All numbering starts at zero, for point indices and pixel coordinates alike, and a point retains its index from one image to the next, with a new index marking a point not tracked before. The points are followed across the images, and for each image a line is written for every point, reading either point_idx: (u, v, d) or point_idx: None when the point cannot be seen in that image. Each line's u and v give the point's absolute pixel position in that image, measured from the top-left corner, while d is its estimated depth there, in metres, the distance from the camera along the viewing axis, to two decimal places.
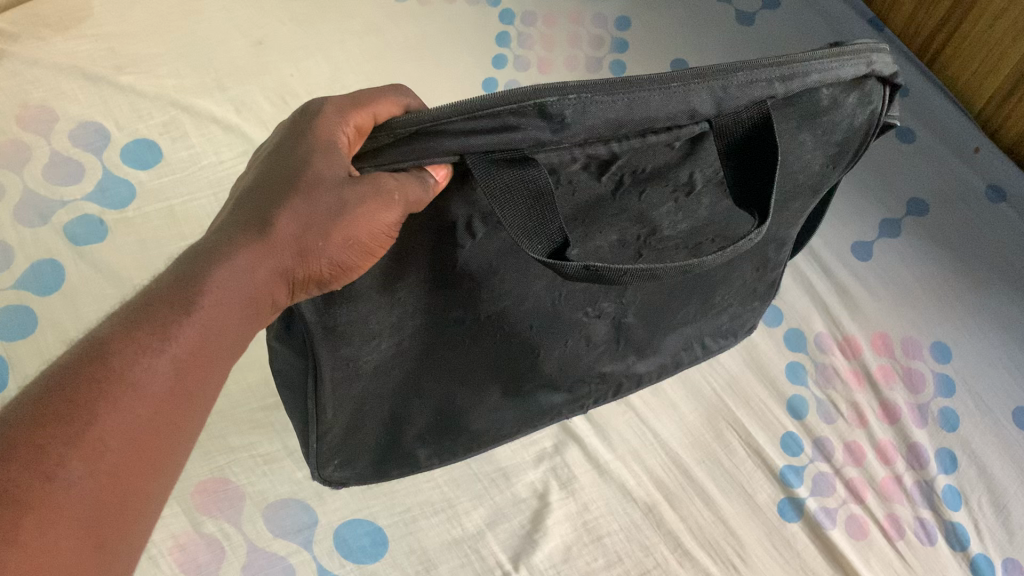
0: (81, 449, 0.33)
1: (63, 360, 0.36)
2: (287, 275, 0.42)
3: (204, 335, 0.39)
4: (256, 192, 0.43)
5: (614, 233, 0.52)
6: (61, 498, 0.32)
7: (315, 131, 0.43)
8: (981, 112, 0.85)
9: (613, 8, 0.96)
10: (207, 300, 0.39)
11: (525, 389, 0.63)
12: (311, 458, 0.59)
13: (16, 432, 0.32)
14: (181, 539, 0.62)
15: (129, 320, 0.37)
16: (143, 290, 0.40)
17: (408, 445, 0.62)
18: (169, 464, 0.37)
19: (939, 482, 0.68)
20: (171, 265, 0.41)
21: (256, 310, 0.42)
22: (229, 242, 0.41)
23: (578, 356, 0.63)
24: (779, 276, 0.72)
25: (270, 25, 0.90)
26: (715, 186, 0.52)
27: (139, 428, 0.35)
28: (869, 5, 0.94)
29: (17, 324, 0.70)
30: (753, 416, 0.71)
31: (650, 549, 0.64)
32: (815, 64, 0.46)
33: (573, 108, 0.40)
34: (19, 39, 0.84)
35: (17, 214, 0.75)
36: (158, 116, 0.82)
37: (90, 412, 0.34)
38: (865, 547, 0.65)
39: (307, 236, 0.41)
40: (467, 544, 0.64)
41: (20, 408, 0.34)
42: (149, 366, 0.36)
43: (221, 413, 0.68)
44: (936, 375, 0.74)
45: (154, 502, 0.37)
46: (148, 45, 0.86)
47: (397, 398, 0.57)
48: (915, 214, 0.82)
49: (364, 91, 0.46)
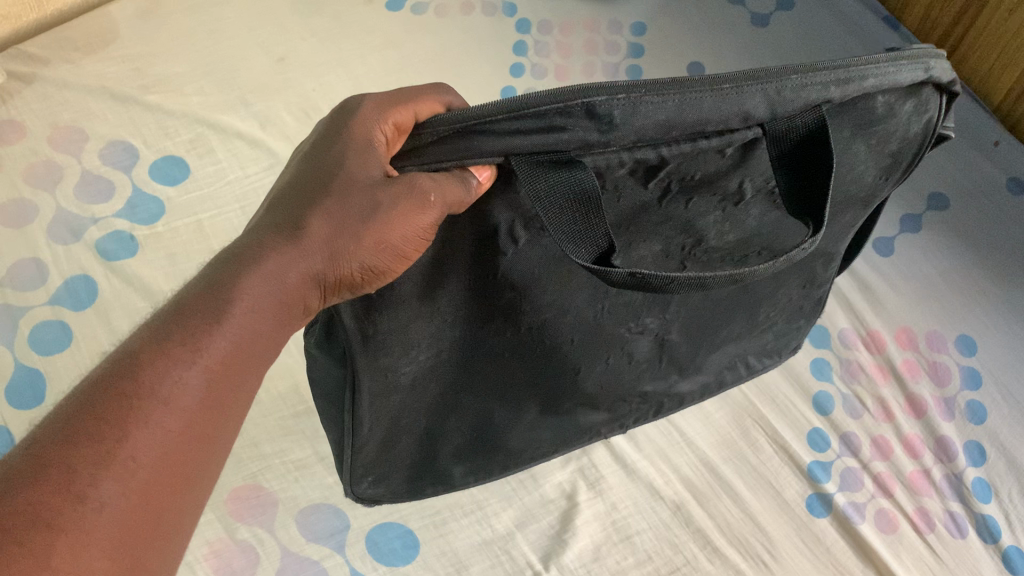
0: (113, 468, 0.33)
1: (95, 376, 0.36)
2: (318, 278, 0.42)
3: (236, 344, 0.39)
4: (289, 194, 0.44)
5: (659, 242, 0.53)
6: (94, 519, 0.32)
7: (353, 130, 0.45)
8: (999, 106, 0.86)
9: (628, 15, 0.97)
10: (237, 308, 0.39)
11: (564, 407, 0.63)
12: (345, 473, 0.59)
13: (49, 454, 0.33)
14: (216, 546, 0.63)
15: (159, 333, 0.38)
16: (174, 299, 0.40)
17: (443, 460, 0.62)
18: (202, 478, 0.37)
19: (968, 474, 0.68)
20: (201, 272, 0.42)
21: (288, 314, 0.42)
22: (259, 246, 0.41)
23: (620, 374, 0.63)
24: (825, 294, 0.71)
25: (291, 41, 0.92)
26: (763, 198, 0.52)
27: (170, 443, 0.35)
28: (884, 3, 0.94)
29: (52, 339, 0.71)
30: (779, 413, 0.72)
31: (679, 546, 0.65)
32: (873, 68, 0.46)
33: (621, 109, 0.41)
34: (50, 63, 0.87)
35: (50, 232, 0.77)
36: (185, 133, 0.84)
37: (122, 430, 0.34)
38: (895, 541, 0.65)
39: (338, 239, 0.42)
40: (497, 545, 0.64)
41: (51, 427, 0.34)
42: (180, 379, 0.36)
43: (253, 421, 0.69)
44: (961, 368, 0.73)
45: (191, 515, 0.37)
46: (174, 64, 0.88)
47: (432, 414, 0.58)
48: (935, 209, 0.82)
49: (405, 91, 0.48)
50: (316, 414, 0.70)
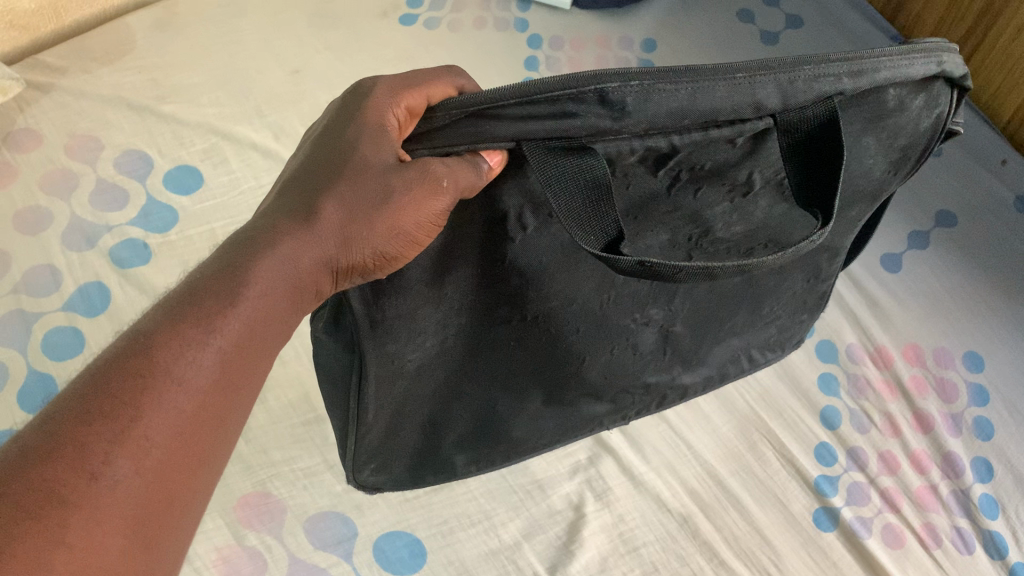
0: (127, 446, 0.34)
1: (109, 353, 0.37)
2: (331, 262, 0.43)
3: (249, 325, 0.39)
4: (304, 176, 0.44)
5: (665, 233, 0.53)
6: (107, 497, 0.32)
7: (367, 112, 0.45)
8: (1008, 124, 0.86)
9: (638, 31, 0.98)
10: (252, 290, 0.40)
11: (568, 399, 0.63)
12: (348, 461, 0.60)
13: (64, 429, 0.33)
14: (224, 552, 0.63)
15: (174, 313, 0.38)
16: (188, 280, 0.41)
17: (445, 450, 0.63)
18: (214, 456, 0.38)
19: (975, 491, 0.68)
20: (215, 253, 0.42)
21: (300, 297, 0.43)
22: (274, 229, 0.42)
23: (624, 365, 0.63)
24: (829, 289, 0.71)
25: (306, 54, 0.93)
26: (772, 188, 0.53)
27: (184, 423, 0.36)
28: (892, 22, 0.96)
29: (65, 344, 0.72)
30: (786, 427, 0.72)
31: (685, 559, 0.65)
32: (886, 61, 0.46)
33: (634, 96, 0.41)
34: (67, 72, 0.88)
35: (65, 238, 0.78)
36: (199, 143, 0.85)
37: (135, 409, 0.35)
38: (902, 556, 0.65)
39: (352, 225, 0.42)
40: (504, 555, 0.65)
41: (68, 402, 0.35)
42: (195, 359, 0.37)
43: (263, 429, 0.70)
44: (968, 385, 0.74)
45: (202, 495, 0.38)
46: (190, 75, 0.89)
47: (437, 402, 0.58)
48: (943, 226, 0.82)
49: (417, 73, 0.48)
50: (325, 423, 0.71)
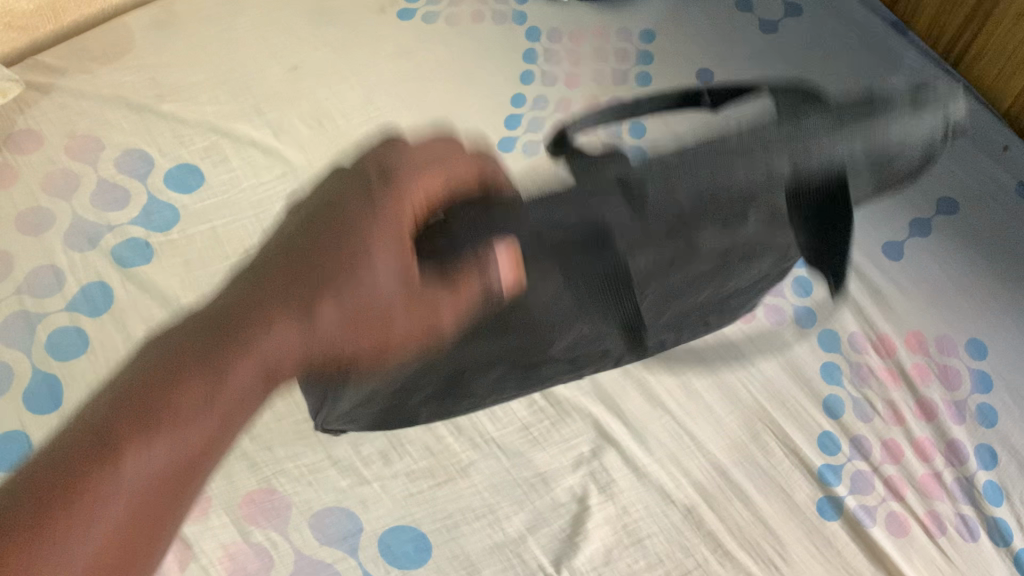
0: (75, 525, 0.42)
1: (73, 436, 0.45)
2: (276, 370, 0.50)
3: (198, 440, 0.46)
4: (270, 271, 0.52)
5: (652, 259, 0.57)
6: (61, 558, 0.42)
7: (378, 201, 0.52)
8: (1009, 109, 0.87)
9: (638, 22, 0.97)
10: (205, 378, 0.47)
11: (534, 364, 0.69)
12: (320, 408, 0.65)
13: (27, 504, 0.42)
14: (230, 549, 0.64)
15: (117, 404, 0.46)
16: (146, 365, 0.49)
17: (410, 404, 0.69)
18: (165, 522, 0.49)
19: (979, 478, 0.68)
20: (175, 334, 0.50)
21: (257, 388, 0.50)
22: (239, 326, 0.49)
23: (598, 348, 0.68)
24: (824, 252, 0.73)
25: (305, 51, 0.93)
26: (755, 213, 0.57)
27: (131, 504, 0.44)
28: (893, 10, 0.96)
29: (69, 344, 0.72)
30: (789, 416, 0.72)
31: (690, 549, 0.65)
32: (828, 145, 0.54)
33: None
34: (67, 73, 0.88)
35: (67, 239, 0.78)
36: (199, 142, 0.85)
37: (88, 503, 0.43)
38: (907, 544, 0.65)
39: (291, 367, 0.50)
40: (509, 548, 0.65)
41: (35, 474, 0.44)
42: (142, 457, 0.44)
43: (267, 426, 0.70)
44: (972, 372, 0.74)
45: (155, 549, 0.49)
46: (190, 74, 0.90)
47: (412, 373, 0.63)
48: (945, 214, 0.82)
49: (421, 156, 0.56)
50: None
